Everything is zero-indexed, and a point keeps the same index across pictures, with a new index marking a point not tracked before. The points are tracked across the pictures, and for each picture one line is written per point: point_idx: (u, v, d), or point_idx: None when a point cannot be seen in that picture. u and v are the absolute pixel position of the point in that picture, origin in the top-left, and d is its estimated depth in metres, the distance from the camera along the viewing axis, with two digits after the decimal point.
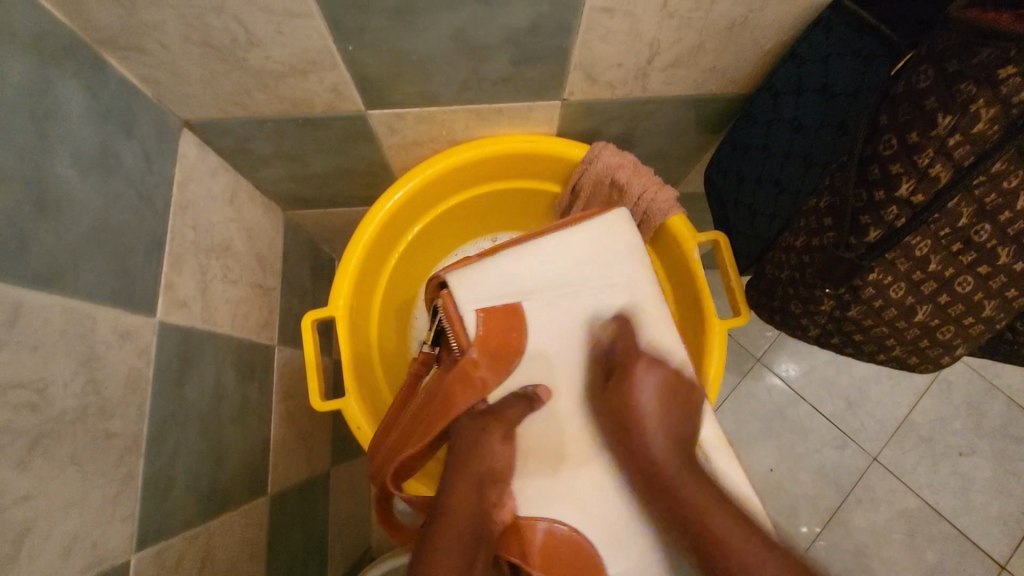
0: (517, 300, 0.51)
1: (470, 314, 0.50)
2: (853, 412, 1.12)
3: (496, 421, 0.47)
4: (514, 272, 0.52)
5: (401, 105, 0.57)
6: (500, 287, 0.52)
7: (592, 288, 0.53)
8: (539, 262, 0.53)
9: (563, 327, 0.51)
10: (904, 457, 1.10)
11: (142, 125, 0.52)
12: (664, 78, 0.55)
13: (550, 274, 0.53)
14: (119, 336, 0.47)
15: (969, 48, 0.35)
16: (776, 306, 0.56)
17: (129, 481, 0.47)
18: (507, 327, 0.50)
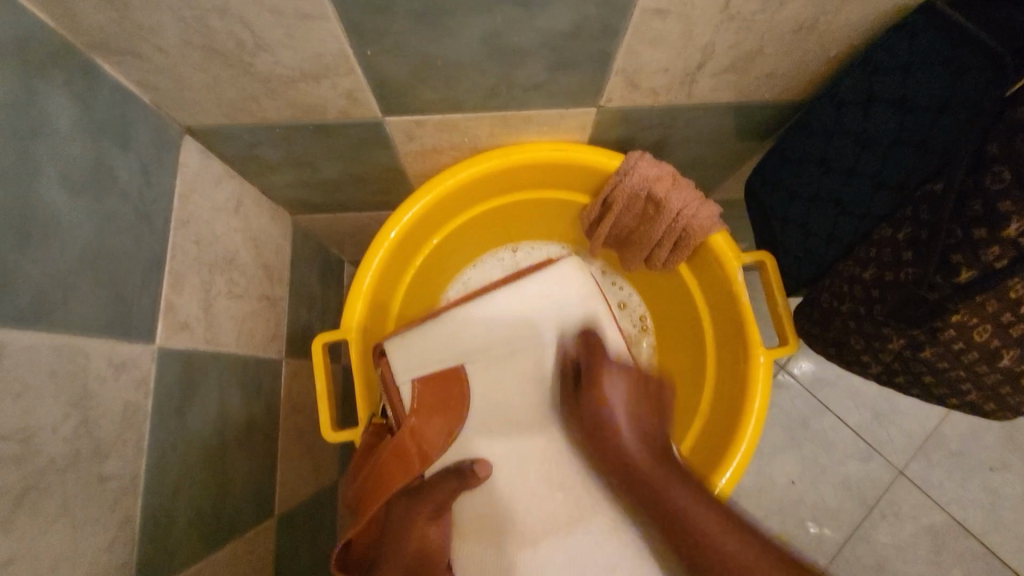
0: (455, 364, 0.57)
1: (407, 385, 0.55)
2: (880, 424, 1.07)
3: (426, 500, 0.50)
4: (448, 338, 0.57)
5: (421, 112, 0.52)
6: (441, 352, 0.57)
7: (521, 347, 0.58)
8: (479, 322, 0.59)
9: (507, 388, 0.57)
10: (932, 471, 1.04)
11: (140, 135, 0.47)
12: (713, 84, 0.49)
13: (481, 338, 0.58)
14: (113, 368, 0.43)
15: None
16: (830, 338, 0.51)
17: (126, 525, 0.44)
18: (441, 392, 0.54)
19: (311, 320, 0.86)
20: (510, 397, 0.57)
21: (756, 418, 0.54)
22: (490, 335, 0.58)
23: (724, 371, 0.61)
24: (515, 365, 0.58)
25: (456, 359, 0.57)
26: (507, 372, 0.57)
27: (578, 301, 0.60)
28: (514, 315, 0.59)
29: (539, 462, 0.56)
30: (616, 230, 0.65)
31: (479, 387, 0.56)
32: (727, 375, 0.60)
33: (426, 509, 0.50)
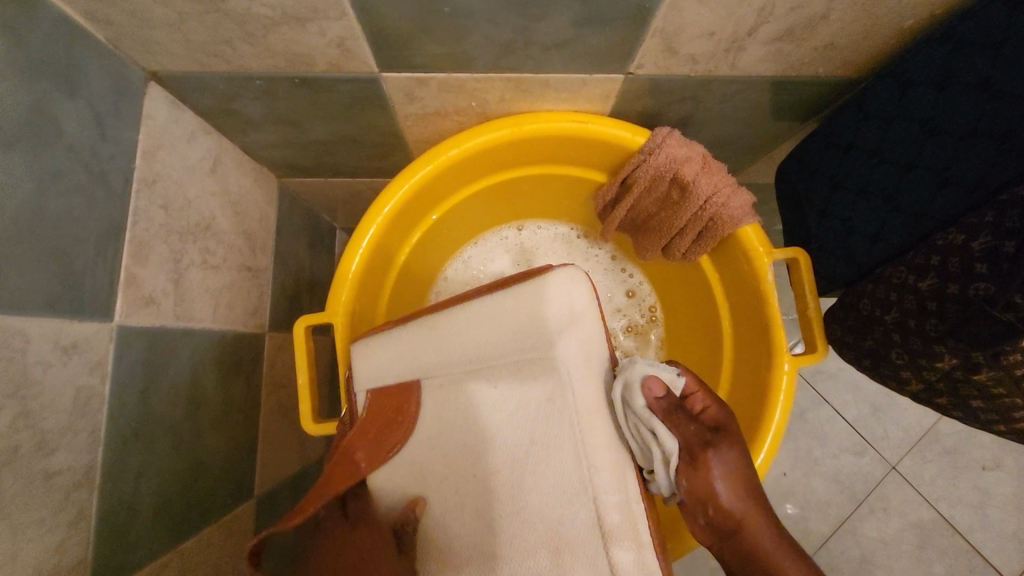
0: (416, 380, 0.47)
1: (361, 395, 0.48)
2: (877, 419, 1.04)
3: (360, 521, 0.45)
4: (415, 346, 0.47)
5: (424, 69, 0.45)
6: (403, 362, 0.47)
7: (505, 362, 0.45)
8: (448, 332, 0.47)
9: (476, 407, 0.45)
10: (925, 468, 1.02)
11: (93, 80, 0.40)
12: (763, 54, 0.43)
13: (455, 349, 0.46)
14: (61, 351, 0.38)
15: None
16: (865, 347, 0.46)
17: (79, 522, 0.39)
18: (394, 402, 0.47)
19: (298, 291, 0.81)
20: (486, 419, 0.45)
21: (774, 434, 0.50)
22: (470, 343, 0.46)
23: (743, 377, 0.57)
24: (491, 377, 0.45)
25: (418, 372, 0.47)
26: (475, 389, 0.45)
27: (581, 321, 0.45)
28: (511, 327, 0.45)
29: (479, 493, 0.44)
30: (633, 215, 0.59)
31: (433, 404, 0.47)
32: (746, 382, 0.56)
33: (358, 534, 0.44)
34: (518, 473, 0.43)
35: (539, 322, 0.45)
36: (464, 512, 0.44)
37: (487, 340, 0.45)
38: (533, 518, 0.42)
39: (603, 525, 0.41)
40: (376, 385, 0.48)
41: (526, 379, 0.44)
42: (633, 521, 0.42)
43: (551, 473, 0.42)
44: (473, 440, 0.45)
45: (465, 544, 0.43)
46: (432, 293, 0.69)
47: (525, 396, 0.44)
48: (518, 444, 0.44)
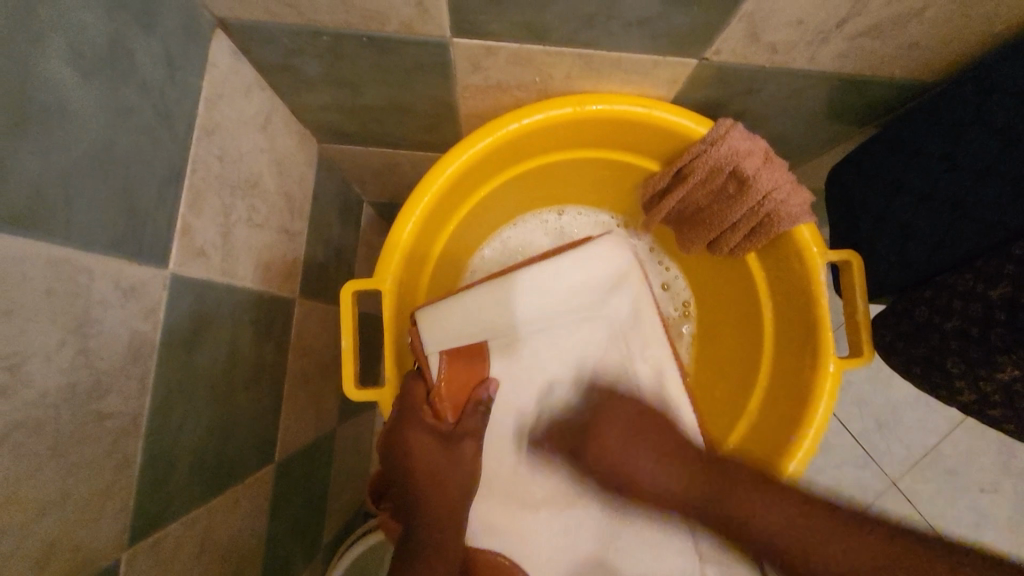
0: (484, 341, 0.52)
1: (434, 357, 0.50)
2: (881, 434, 1.04)
3: (465, 443, 0.51)
4: (478, 314, 0.51)
5: (497, 38, 0.44)
6: (472, 326, 0.51)
7: (565, 324, 0.53)
8: (514, 300, 0.51)
9: (536, 371, 0.53)
10: (923, 485, 1.03)
11: (167, 19, 0.39)
12: (845, 49, 0.42)
13: (519, 315, 0.52)
14: (121, 293, 0.37)
15: None
16: (917, 354, 0.46)
17: (125, 468, 0.39)
18: (471, 366, 0.52)
19: (327, 260, 0.80)
20: (547, 382, 0.54)
21: (815, 431, 0.50)
22: (534, 311, 0.52)
23: (782, 375, 0.56)
24: (552, 339, 0.54)
25: (486, 334, 0.52)
26: (529, 359, 0.53)
27: (616, 285, 0.54)
28: (564, 296, 0.53)
29: (541, 443, 0.53)
30: (683, 206, 0.59)
31: (502, 361, 0.53)
32: (786, 379, 0.56)
33: (465, 460, 0.51)
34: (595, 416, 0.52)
35: (594, 288, 0.53)
36: (535, 446, 0.53)
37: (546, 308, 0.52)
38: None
39: None
40: (447, 346, 0.50)
41: (586, 334, 0.54)
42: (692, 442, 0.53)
43: None
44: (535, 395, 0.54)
45: (543, 477, 0.54)
46: (469, 272, 0.69)
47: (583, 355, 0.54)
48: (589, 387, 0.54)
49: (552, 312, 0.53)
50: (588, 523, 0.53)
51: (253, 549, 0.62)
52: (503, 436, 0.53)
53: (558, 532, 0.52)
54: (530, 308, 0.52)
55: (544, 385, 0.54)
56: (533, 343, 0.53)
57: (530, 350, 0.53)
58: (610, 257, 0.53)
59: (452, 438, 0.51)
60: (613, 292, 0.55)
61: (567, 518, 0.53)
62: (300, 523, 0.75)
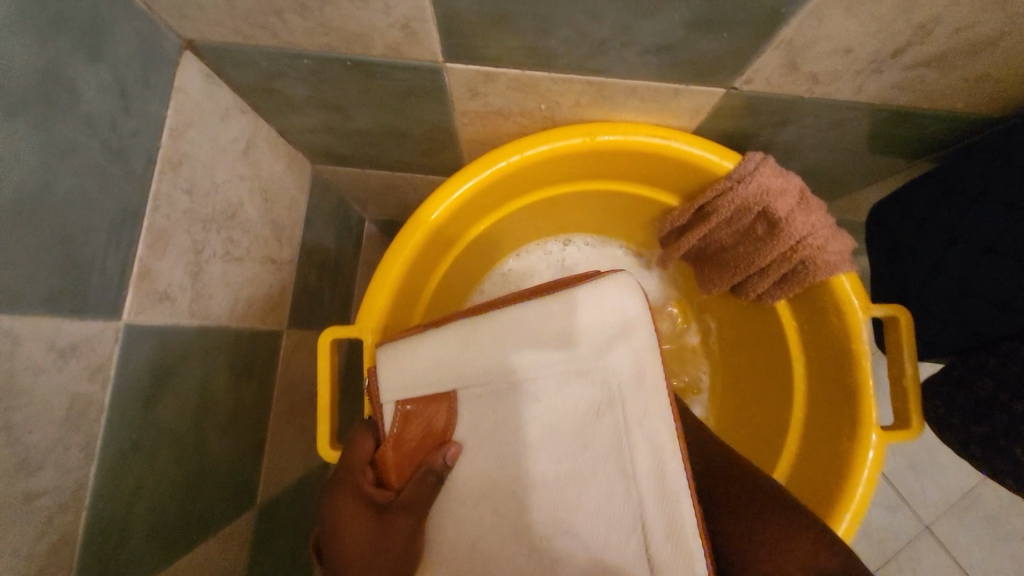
0: (451, 390, 0.43)
1: (390, 406, 0.43)
2: (916, 476, 0.96)
3: (397, 516, 0.42)
4: (446, 360, 0.42)
5: (495, 63, 0.39)
6: (432, 372, 0.42)
7: (542, 378, 0.40)
8: (481, 344, 0.41)
9: (501, 430, 0.42)
10: (961, 531, 0.94)
11: (120, 42, 0.35)
12: (901, 79, 0.36)
13: (489, 362, 0.41)
14: (57, 354, 0.32)
15: None
16: (976, 435, 0.40)
17: (62, 548, 0.35)
18: (432, 416, 0.43)
19: (321, 285, 0.76)
20: (518, 451, 0.41)
21: (854, 510, 0.43)
22: (503, 359, 0.41)
23: (814, 445, 0.49)
24: (522, 400, 0.41)
25: (452, 383, 0.42)
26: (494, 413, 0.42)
27: (619, 334, 0.40)
28: (545, 343, 0.40)
29: (500, 529, 0.40)
30: (703, 245, 0.53)
31: (468, 418, 0.43)
32: (818, 444, 0.49)
33: (394, 541, 0.41)
34: (568, 486, 0.39)
35: (587, 333, 0.39)
36: (491, 534, 0.40)
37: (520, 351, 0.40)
38: (578, 545, 0.38)
39: (652, 564, 0.36)
40: (405, 395, 0.43)
41: (572, 392, 0.40)
42: (687, 555, 0.36)
43: (596, 513, 0.38)
44: (499, 466, 0.42)
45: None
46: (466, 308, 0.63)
47: (567, 417, 0.40)
48: (563, 451, 0.40)
49: (523, 364, 0.40)
50: None
51: None
52: (466, 513, 0.42)
53: None
54: (567, 344, 0.40)
55: (510, 453, 0.41)
56: (513, 395, 0.41)
57: (510, 404, 0.41)
58: (608, 298, 0.40)
59: (387, 510, 0.42)
60: (612, 340, 0.40)
61: None
62: (288, 566, 0.70)
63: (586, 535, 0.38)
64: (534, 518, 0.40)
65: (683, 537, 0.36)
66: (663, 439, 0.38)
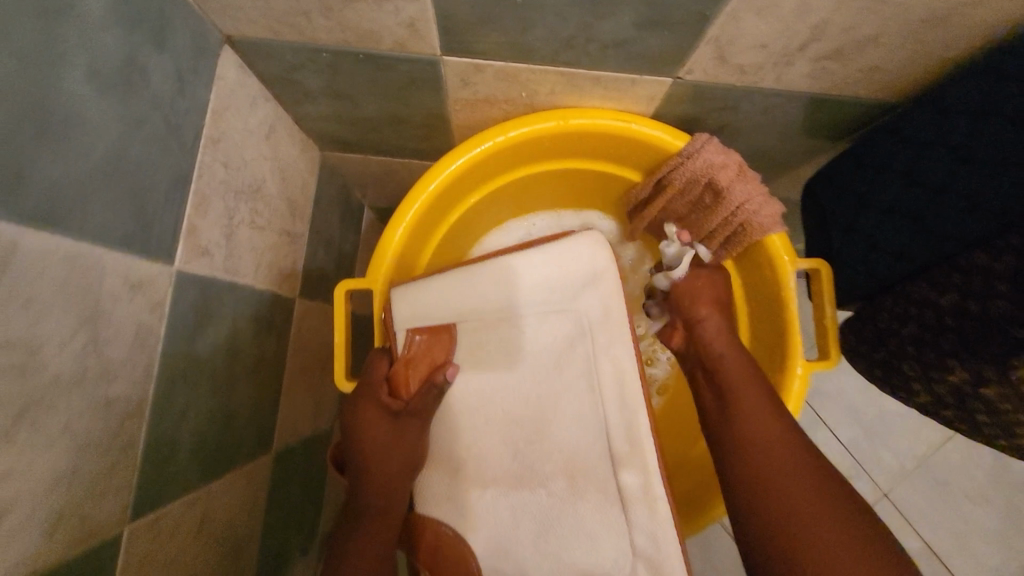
0: (452, 322, 0.53)
1: (401, 333, 0.53)
2: (873, 444, 1.09)
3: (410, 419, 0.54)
4: (447, 297, 0.53)
5: (483, 56, 0.48)
6: (437, 307, 0.53)
7: (528, 314, 0.51)
8: (480, 285, 0.52)
9: (496, 355, 0.52)
10: (914, 496, 1.07)
11: (177, 36, 0.42)
12: (810, 70, 0.45)
13: (485, 299, 0.52)
14: (128, 287, 0.40)
15: None
16: (878, 359, 0.49)
17: (127, 450, 0.42)
18: (437, 346, 0.53)
19: (327, 262, 0.83)
20: (508, 372, 0.52)
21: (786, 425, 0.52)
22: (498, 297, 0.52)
23: None
24: (513, 331, 0.52)
25: (455, 317, 0.53)
26: (489, 342, 0.53)
27: (589, 279, 0.50)
28: (533, 283, 0.51)
29: (494, 432, 0.52)
30: (664, 214, 0.62)
31: (466, 346, 0.53)
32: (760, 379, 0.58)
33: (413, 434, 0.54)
34: (548, 401, 0.51)
35: (565, 279, 0.50)
36: (485, 435, 0.53)
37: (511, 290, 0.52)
38: (556, 446, 0.50)
39: (614, 455, 0.48)
40: (416, 326, 0.53)
41: (551, 326, 0.51)
42: (642, 451, 0.47)
43: (568, 416, 0.50)
44: (492, 384, 0.53)
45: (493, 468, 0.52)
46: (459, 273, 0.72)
47: (546, 343, 0.51)
48: (545, 373, 0.51)
49: (514, 300, 0.52)
50: (539, 508, 0.50)
51: (251, 532, 0.66)
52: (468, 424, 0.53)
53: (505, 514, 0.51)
54: (542, 284, 0.51)
55: (501, 373, 0.52)
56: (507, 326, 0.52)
57: (502, 334, 0.52)
58: (584, 249, 0.50)
59: (400, 415, 0.54)
60: (585, 286, 0.50)
61: (513, 499, 0.51)
62: (296, 513, 0.79)
63: (563, 437, 0.50)
64: (523, 428, 0.52)
65: (640, 439, 0.47)
66: (627, 368, 0.49)
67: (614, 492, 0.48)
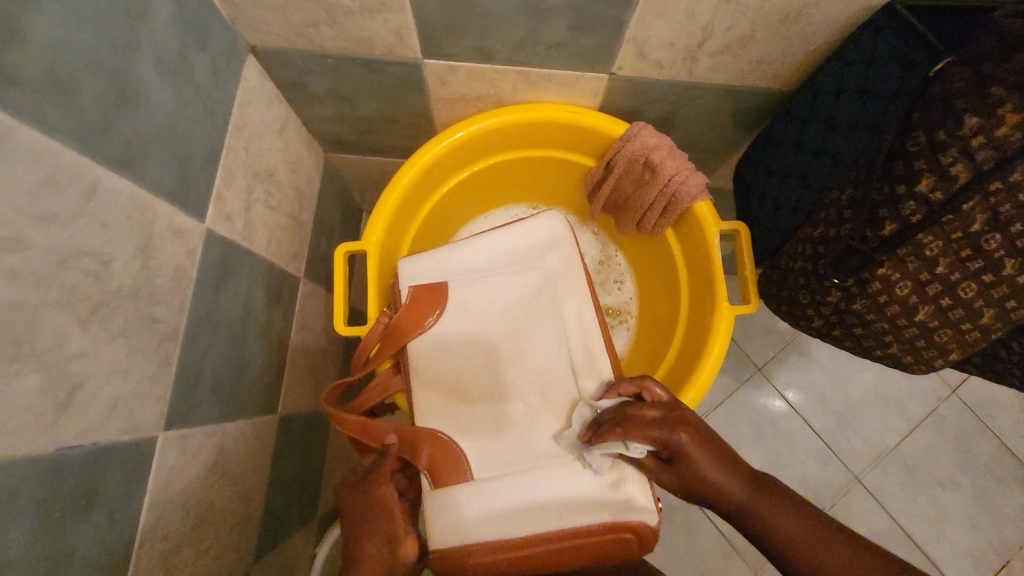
0: (443, 282, 0.65)
1: (405, 290, 0.64)
2: (843, 431, 1.19)
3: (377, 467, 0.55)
4: (443, 261, 0.66)
5: (455, 58, 0.60)
6: (437, 268, 0.65)
7: (509, 271, 0.67)
8: (472, 252, 0.66)
9: (483, 302, 0.65)
10: (887, 482, 1.17)
11: (215, 42, 0.55)
12: (712, 64, 0.57)
13: (472, 262, 0.66)
14: (172, 231, 0.50)
15: (1002, 52, 0.37)
16: (785, 295, 0.60)
17: (165, 366, 0.51)
18: (430, 300, 0.64)
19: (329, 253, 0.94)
20: (491, 315, 0.65)
21: (712, 361, 0.62)
22: (484, 259, 0.67)
23: (691, 330, 0.68)
24: (495, 284, 0.66)
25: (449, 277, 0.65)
26: (476, 295, 0.66)
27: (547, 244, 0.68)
28: (513, 247, 0.67)
29: (481, 371, 0.63)
30: (614, 193, 0.72)
31: (457, 297, 0.65)
32: (694, 329, 0.68)
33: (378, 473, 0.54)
34: (523, 333, 0.65)
35: (533, 243, 0.67)
36: (473, 371, 0.63)
37: (495, 253, 0.67)
38: (529, 369, 0.63)
39: (575, 370, 0.63)
40: (416, 284, 0.64)
41: (525, 279, 0.67)
42: (598, 368, 0.63)
43: (539, 347, 0.64)
44: (479, 331, 0.65)
45: (482, 393, 0.62)
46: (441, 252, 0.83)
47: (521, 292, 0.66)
48: (519, 314, 0.65)
49: (497, 260, 0.67)
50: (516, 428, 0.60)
51: (257, 485, 0.73)
52: (461, 361, 0.64)
53: (488, 427, 0.60)
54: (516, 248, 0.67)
55: (484, 319, 0.65)
56: (491, 282, 0.66)
57: (485, 288, 0.66)
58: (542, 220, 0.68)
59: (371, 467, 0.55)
60: (549, 247, 0.68)
61: (489, 414, 0.61)
62: (297, 482, 0.87)
63: (540, 357, 0.63)
64: (503, 359, 0.64)
65: (595, 356, 0.64)
66: (583, 301, 0.66)
67: (577, 394, 0.62)
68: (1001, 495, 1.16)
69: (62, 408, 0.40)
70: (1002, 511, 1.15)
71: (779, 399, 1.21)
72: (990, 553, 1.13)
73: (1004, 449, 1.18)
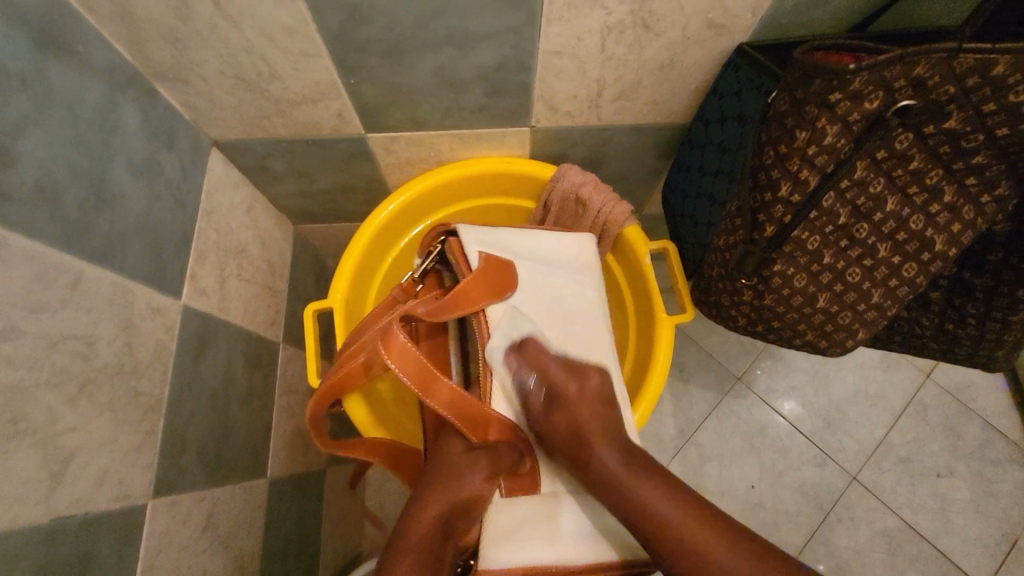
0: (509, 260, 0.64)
1: (473, 253, 0.63)
2: (832, 432, 1.22)
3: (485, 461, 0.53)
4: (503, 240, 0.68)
5: (394, 129, 0.68)
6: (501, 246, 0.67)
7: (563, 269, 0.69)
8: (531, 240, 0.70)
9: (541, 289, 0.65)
10: (882, 476, 1.18)
11: (181, 141, 0.63)
12: (614, 109, 0.65)
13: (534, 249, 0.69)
14: (151, 310, 0.56)
15: (804, 80, 0.44)
16: (713, 300, 0.66)
17: (151, 434, 0.56)
18: (501, 271, 0.62)
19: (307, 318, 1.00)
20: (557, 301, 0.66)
21: (659, 369, 0.67)
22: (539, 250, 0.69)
23: (643, 343, 0.73)
24: (552, 277, 0.67)
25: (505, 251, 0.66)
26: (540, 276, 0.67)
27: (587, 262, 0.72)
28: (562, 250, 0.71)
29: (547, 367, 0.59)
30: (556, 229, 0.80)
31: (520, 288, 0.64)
32: (645, 343, 0.73)
33: (479, 473, 0.52)
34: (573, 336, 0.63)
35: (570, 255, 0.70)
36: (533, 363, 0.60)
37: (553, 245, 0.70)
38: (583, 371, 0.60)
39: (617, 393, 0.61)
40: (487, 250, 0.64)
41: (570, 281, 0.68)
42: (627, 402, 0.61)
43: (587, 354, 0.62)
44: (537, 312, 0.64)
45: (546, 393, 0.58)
46: None
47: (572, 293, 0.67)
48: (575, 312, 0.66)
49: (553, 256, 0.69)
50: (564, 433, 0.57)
51: (252, 549, 0.75)
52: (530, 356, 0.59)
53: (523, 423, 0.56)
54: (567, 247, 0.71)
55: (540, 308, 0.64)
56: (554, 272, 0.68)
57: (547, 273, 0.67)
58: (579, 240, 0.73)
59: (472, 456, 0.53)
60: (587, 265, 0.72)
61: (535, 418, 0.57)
62: (293, 546, 0.88)
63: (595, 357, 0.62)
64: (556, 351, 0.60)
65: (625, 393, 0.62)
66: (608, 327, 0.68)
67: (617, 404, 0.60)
68: (998, 476, 1.17)
69: (55, 479, 0.44)
70: (1001, 492, 1.16)
71: (779, 416, 1.23)
72: (1000, 537, 1.13)
73: (989, 429, 1.21)
